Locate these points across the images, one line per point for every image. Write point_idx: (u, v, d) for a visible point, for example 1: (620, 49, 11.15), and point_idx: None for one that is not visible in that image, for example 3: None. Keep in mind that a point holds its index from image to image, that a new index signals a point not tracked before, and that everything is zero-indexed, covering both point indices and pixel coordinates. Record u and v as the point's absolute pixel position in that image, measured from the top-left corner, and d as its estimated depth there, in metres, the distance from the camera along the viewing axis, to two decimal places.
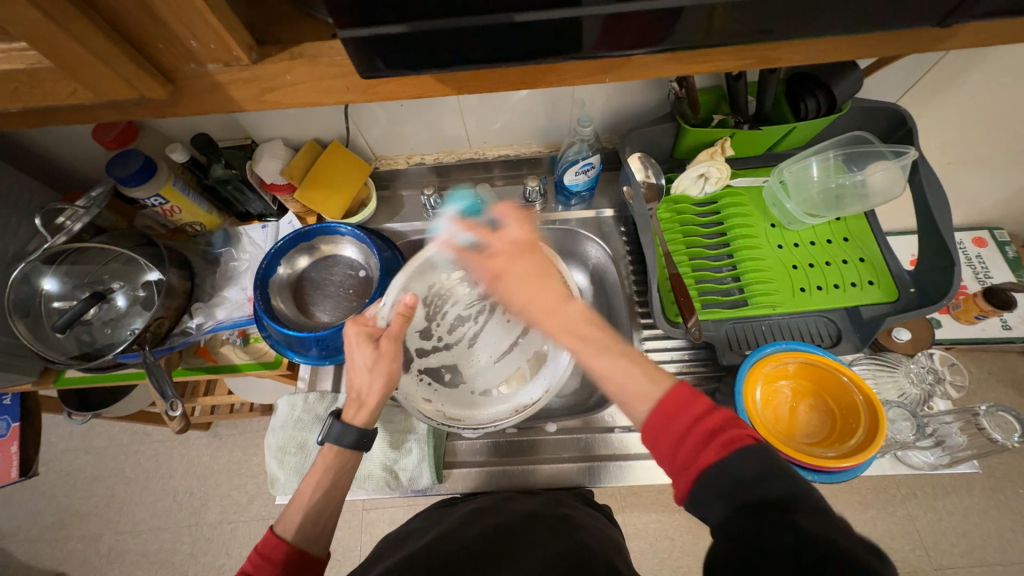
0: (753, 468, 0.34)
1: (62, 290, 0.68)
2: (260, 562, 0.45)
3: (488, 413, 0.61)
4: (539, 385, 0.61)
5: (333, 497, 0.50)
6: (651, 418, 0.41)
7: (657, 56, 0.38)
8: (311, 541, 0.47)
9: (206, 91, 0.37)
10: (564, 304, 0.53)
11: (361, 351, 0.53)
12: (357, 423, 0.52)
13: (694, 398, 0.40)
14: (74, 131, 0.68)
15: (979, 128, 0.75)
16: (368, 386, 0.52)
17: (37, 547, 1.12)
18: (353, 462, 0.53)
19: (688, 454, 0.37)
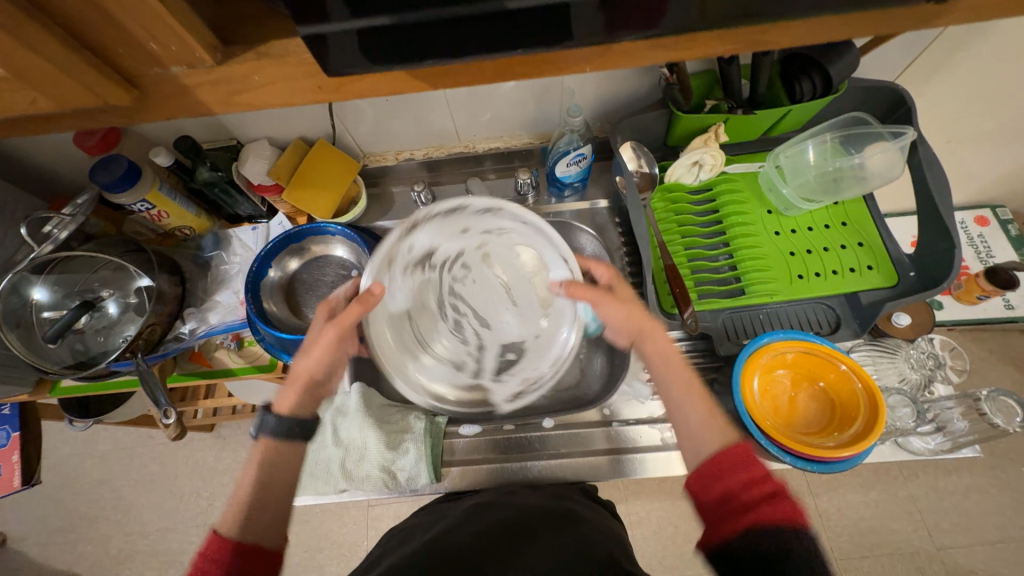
0: (801, 549, 0.36)
1: (53, 299, 0.67)
2: (205, 566, 0.41)
3: (562, 325, 0.62)
4: (553, 263, 0.62)
5: (277, 493, 0.47)
6: (711, 460, 0.42)
7: (641, 43, 0.37)
8: (257, 535, 0.44)
9: (174, 94, 0.37)
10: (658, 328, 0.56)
11: (315, 331, 0.58)
12: (281, 408, 0.52)
13: (752, 460, 0.41)
14: (55, 138, 0.67)
15: (980, 105, 0.73)
16: (303, 365, 0.55)
17: (48, 550, 1.14)
18: (297, 455, 0.51)
19: (738, 508, 0.39)
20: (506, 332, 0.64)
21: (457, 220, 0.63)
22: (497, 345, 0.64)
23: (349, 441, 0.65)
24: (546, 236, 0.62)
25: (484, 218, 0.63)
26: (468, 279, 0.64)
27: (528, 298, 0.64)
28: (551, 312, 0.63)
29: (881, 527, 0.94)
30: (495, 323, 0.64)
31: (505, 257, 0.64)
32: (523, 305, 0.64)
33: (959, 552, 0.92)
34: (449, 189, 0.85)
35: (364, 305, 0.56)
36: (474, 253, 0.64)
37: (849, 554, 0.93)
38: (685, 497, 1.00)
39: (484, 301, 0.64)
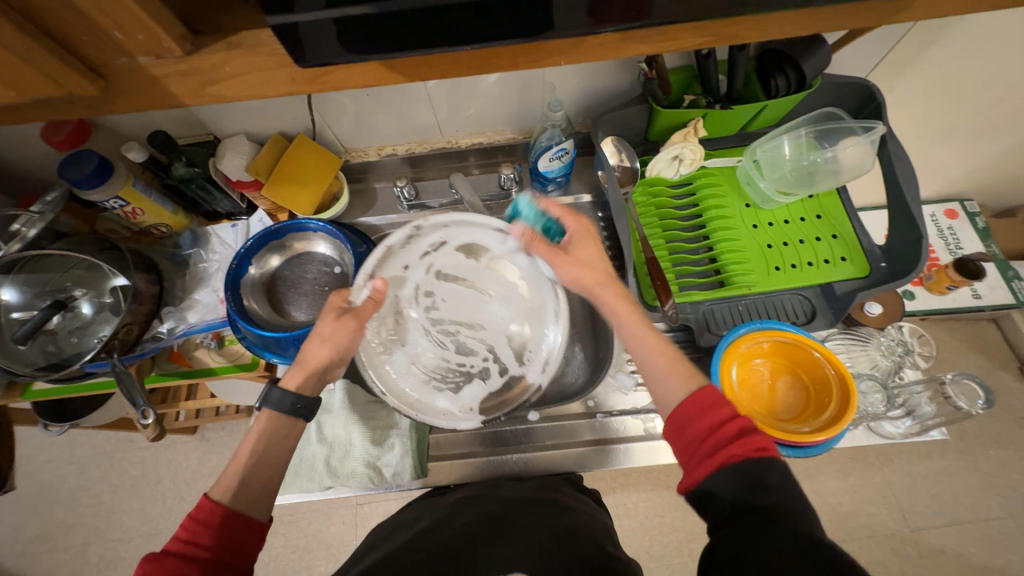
0: (774, 478, 0.37)
1: (23, 300, 0.65)
2: (193, 527, 0.43)
3: (542, 283, 0.66)
4: (495, 240, 0.68)
5: (271, 463, 0.49)
6: (686, 403, 0.44)
7: (615, 36, 0.38)
8: (249, 503, 0.46)
9: (144, 85, 0.37)
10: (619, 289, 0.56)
11: (326, 321, 0.56)
12: (291, 386, 0.53)
13: (724, 401, 0.43)
14: (22, 133, 0.65)
15: (946, 101, 0.76)
16: (317, 351, 0.55)
17: (25, 560, 1.11)
18: (291, 429, 0.52)
19: (713, 446, 0.40)
20: (504, 322, 0.66)
21: (397, 261, 0.66)
22: (503, 339, 0.66)
23: (333, 438, 0.65)
24: (470, 225, 0.68)
25: (418, 248, 0.67)
26: (439, 302, 0.67)
27: (499, 282, 0.68)
28: (528, 285, 0.67)
29: (858, 511, 0.97)
30: (491, 324, 0.67)
31: (456, 263, 0.68)
32: (501, 289, 0.68)
33: (932, 532, 0.95)
34: (432, 185, 0.85)
35: (377, 303, 0.60)
36: (430, 279, 0.68)
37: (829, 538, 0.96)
38: (671, 487, 1.02)
39: (462, 308, 0.68)
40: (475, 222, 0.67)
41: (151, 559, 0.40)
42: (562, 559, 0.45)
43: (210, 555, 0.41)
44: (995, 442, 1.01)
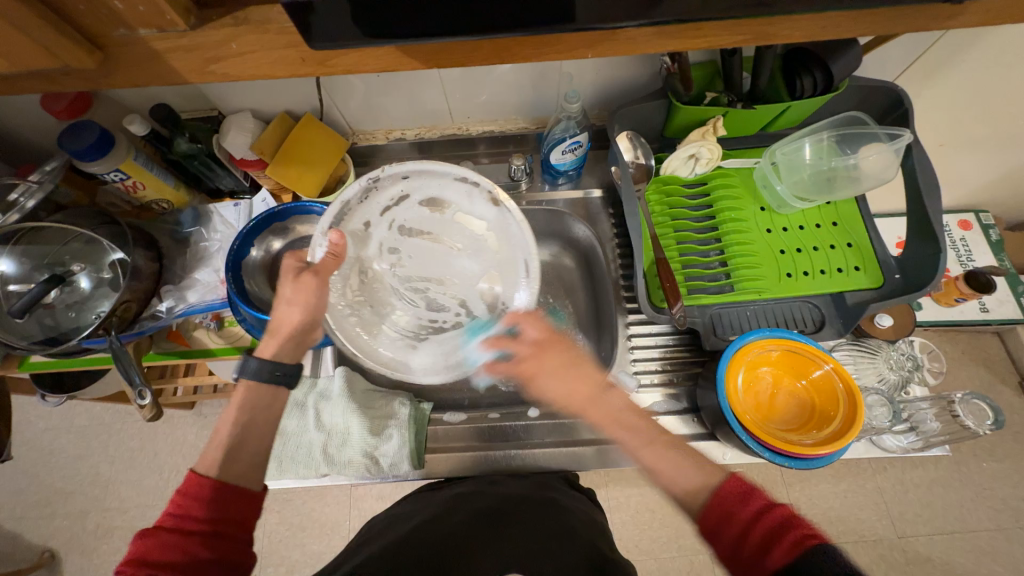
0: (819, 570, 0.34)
1: (20, 272, 0.64)
2: (184, 500, 0.43)
3: (512, 232, 0.60)
4: (458, 190, 0.61)
5: (254, 433, 0.49)
6: (709, 511, 0.43)
7: (645, 30, 0.36)
8: (238, 476, 0.46)
9: (145, 59, 0.35)
10: (603, 391, 0.56)
11: (287, 284, 0.57)
12: (267, 353, 0.55)
13: (752, 494, 0.42)
14: (21, 101, 0.63)
15: (974, 110, 0.73)
16: (286, 315, 0.56)
17: (22, 525, 1.12)
18: (272, 398, 0.52)
19: (751, 559, 0.39)
20: (474, 278, 0.64)
21: (354, 221, 0.61)
22: (474, 295, 0.64)
23: (332, 426, 0.64)
24: (430, 175, 0.60)
25: (378, 203, 0.61)
26: (405, 259, 0.65)
27: (466, 236, 0.64)
28: (496, 236, 0.61)
29: (849, 517, 0.97)
30: (461, 281, 0.65)
31: (420, 216, 0.63)
32: (470, 244, 0.64)
33: (920, 540, 0.96)
34: None
35: (338, 259, 0.58)
36: (394, 234, 0.63)
37: None
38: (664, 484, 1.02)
39: (430, 263, 0.65)
40: (435, 171, 0.60)
41: (144, 534, 0.41)
42: (556, 560, 0.45)
43: (206, 529, 0.42)
44: (989, 455, 1.01)
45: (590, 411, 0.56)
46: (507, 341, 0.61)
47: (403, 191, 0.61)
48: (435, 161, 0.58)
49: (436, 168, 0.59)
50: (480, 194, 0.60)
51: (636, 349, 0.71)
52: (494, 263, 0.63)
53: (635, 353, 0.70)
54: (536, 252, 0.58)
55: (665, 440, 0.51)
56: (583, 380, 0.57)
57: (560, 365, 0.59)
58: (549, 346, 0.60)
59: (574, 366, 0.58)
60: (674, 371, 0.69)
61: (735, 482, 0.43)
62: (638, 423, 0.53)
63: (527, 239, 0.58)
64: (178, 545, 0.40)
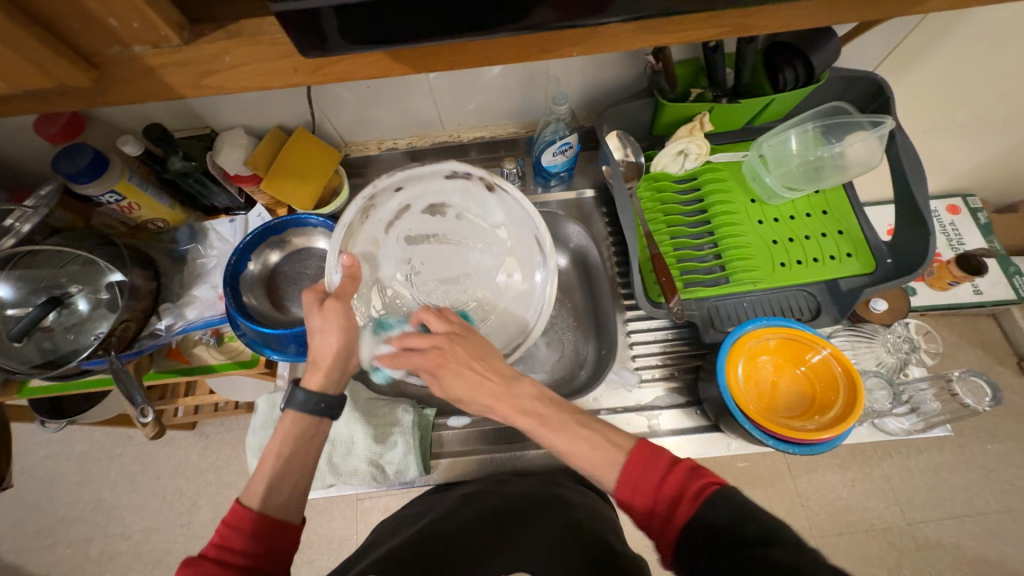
0: (726, 513, 0.37)
1: (18, 296, 0.64)
2: (227, 532, 0.43)
3: (513, 211, 0.65)
4: (450, 188, 0.65)
5: (298, 466, 0.49)
6: (620, 485, 0.43)
7: (628, 25, 0.37)
8: (278, 508, 0.46)
9: (139, 75, 0.36)
10: (513, 382, 0.51)
11: (314, 317, 0.53)
12: (312, 387, 0.52)
13: (657, 454, 0.43)
14: (13, 126, 0.63)
15: (954, 95, 0.75)
16: (322, 347, 0.52)
17: (24, 556, 1.10)
18: (317, 428, 0.51)
19: (665, 515, 0.40)
20: (490, 269, 0.66)
21: (357, 244, 0.62)
22: (494, 285, 0.65)
23: (336, 436, 0.63)
24: (422, 180, 0.65)
25: (377, 220, 0.64)
26: (418, 265, 0.65)
27: (471, 230, 0.66)
28: (504, 225, 0.66)
29: (857, 505, 0.97)
30: (479, 275, 0.66)
31: (424, 226, 0.65)
32: (479, 238, 0.66)
33: (930, 526, 0.96)
34: None
35: (355, 280, 0.55)
36: (401, 247, 0.65)
37: (827, 531, 0.96)
38: None
39: (442, 265, 0.66)
40: (426, 175, 0.64)
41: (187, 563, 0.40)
42: (568, 556, 0.45)
43: (248, 561, 0.42)
44: (993, 436, 1.01)
45: (497, 406, 0.50)
46: (435, 317, 0.54)
47: (400, 203, 0.64)
48: (426, 165, 0.63)
49: (428, 172, 0.64)
50: (477, 185, 0.65)
51: (636, 345, 0.71)
52: (508, 249, 0.66)
53: (635, 349, 0.71)
54: (544, 223, 0.63)
55: (574, 419, 0.49)
56: (493, 375, 0.51)
57: (470, 359, 0.51)
58: (459, 339, 0.52)
59: (483, 360, 0.52)
60: (674, 366, 0.69)
61: (641, 446, 0.44)
62: (547, 410, 0.49)
63: (531, 213, 0.63)
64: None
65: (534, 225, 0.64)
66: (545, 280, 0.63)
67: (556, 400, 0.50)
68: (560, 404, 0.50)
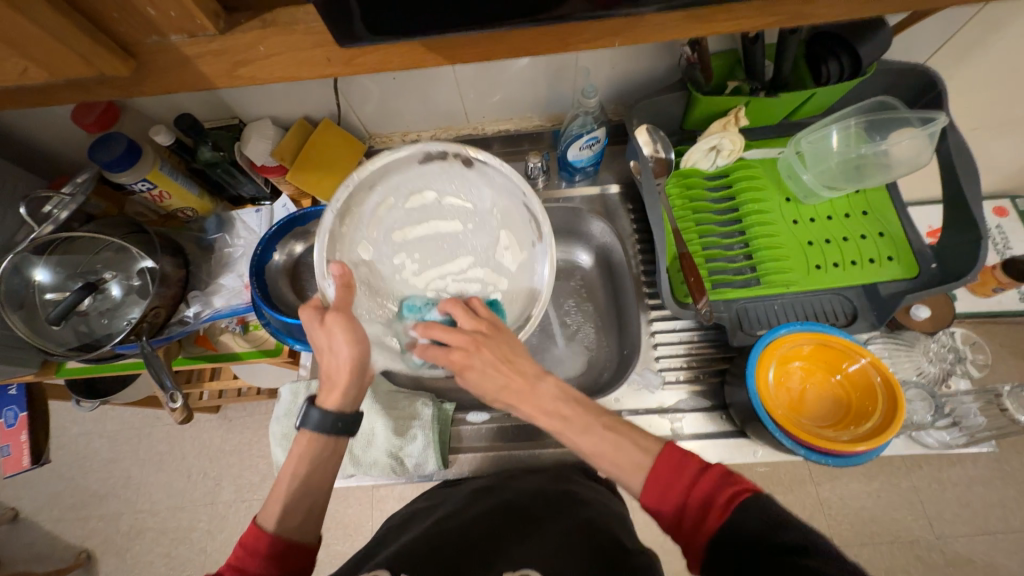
0: (758, 521, 0.36)
1: (56, 281, 0.66)
2: (243, 554, 0.44)
3: (498, 181, 0.60)
4: (427, 169, 0.59)
5: (313, 486, 0.48)
6: (646, 490, 0.42)
7: (672, 14, 0.35)
8: (294, 530, 0.46)
9: (175, 65, 0.36)
10: (537, 381, 0.49)
11: (318, 334, 0.50)
12: (330, 406, 0.50)
13: (687, 458, 0.42)
14: (51, 114, 0.65)
15: (1011, 90, 0.70)
16: (335, 364, 0.49)
17: (60, 526, 1.15)
18: (332, 449, 0.50)
19: (693, 524, 0.39)
20: (488, 247, 0.63)
21: (345, 249, 0.57)
22: (495, 263, 0.63)
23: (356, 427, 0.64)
24: (395, 169, 0.58)
25: (360, 220, 0.58)
26: (413, 257, 0.62)
27: (462, 212, 0.63)
28: (498, 199, 0.61)
29: (882, 517, 0.94)
30: (474, 255, 0.63)
31: (407, 217, 0.61)
32: (468, 217, 0.63)
33: (960, 541, 0.92)
34: None
35: (350, 288, 0.51)
36: (391, 242, 0.61)
37: (849, 542, 0.93)
38: None
39: (435, 253, 0.63)
40: (398, 163, 0.58)
41: None
42: None
43: None
44: None
45: (520, 406, 0.49)
46: (459, 307, 0.53)
47: (383, 200, 0.59)
48: (397, 148, 0.56)
49: (399, 160, 0.57)
50: (453, 164, 0.59)
51: (661, 346, 0.69)
52: (499, 223, 0.63)
53: (658, 350, 0.69)
54: (532, 190, 0.59)
55: (600, 421, 0.47)
56: (518, 375, 0.49)
57: (497, 360, 0.49)
58: (486, 337, 0.50)
59: (511, 360, 0.49)
60: (699, 368, 0.68)
61: (670, 450, 0.43)
62: (571, 411, 0.47)
63: (515, 178, 0.58)
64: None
65: (522, 193, 0.59)
66: (546, 254, 0.59)
67: (582, 401, 0.48)
68: (586, 404, 0.48)
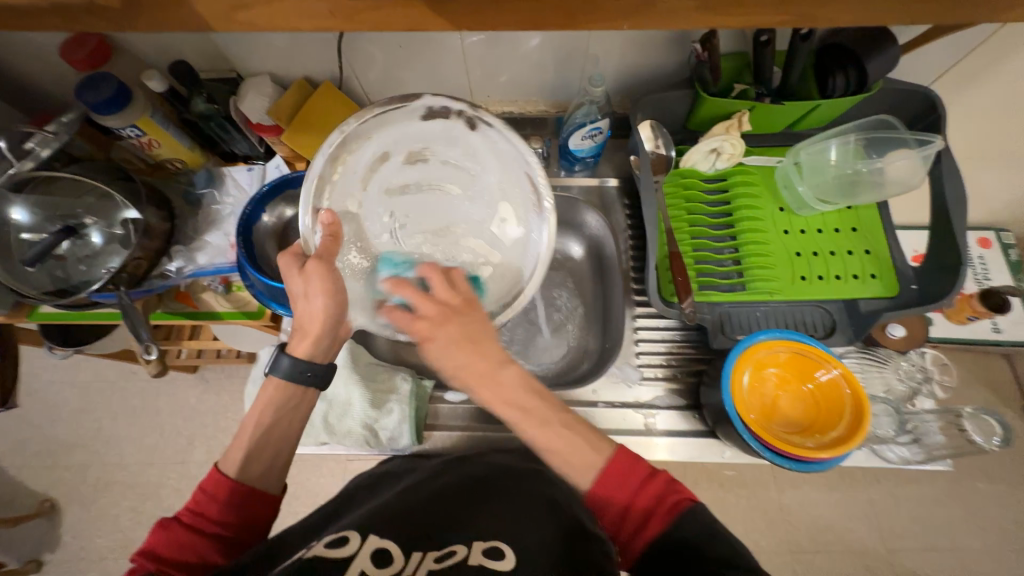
0: (693, 531, 0.39)
1: (33, 222, 0.64)
2: (203, 499, 0.44)
3: (502, 150, 0.59)
4: (427, 127, 0.58)
5: (279, 434, 0.49)
6: (594, 490, 0.42)
7: (684, 3, 0.35)
8: (257, 478, 0.47)
9: (171, 2, 0.35)
10: (500, 367, 0.45)
11: (295, 281, 0.52)
12: (298, 353, 0.51)
13: (635, 463, 0.42)
14: (39, 47, 0.62)
15: (1008, 122, 0.71)
16: (307, 312, 0.51)
17: (24, 473, 1.14)
18: (301, 398, 0.51)
19: (632, 528, 0.41)
20: (484, 219, 0.59)
21: (333, 196, 0.56)
22: (489, 236, 0.59)
23: (333, 396, 0.64)
24: (395, 121, 0.57)
25: (354, 171, 0.57)
26: (407, 216, 0.59)
27: (462, 177, 0.60)
28: (499, 167, 0.59)
29: (838, 526, 0.97)
30: (469, 226, 0.59)
31: (404, 173, 0.59)
32: (467, 183, 0.60)
33: (908, 555, 0.95)
34: None
35: (337, 238, 0.52)
36: (386, 199, 0.59)
37: (804, 547, 0.97)
38: None
39: (432, 217, 0.60)
40: (399, 115, 0.57)
41: (163, 524, 0.43)
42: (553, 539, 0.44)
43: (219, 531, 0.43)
44: (987, 476, 1.00)
45: (476, 389, 0.46)
46: (441, 279, 0.50)
47: (383, 153, 0.58)
48: (401, 98, 0.56)
49: (400, 113, 0.57)
50: (456, 123, 0.58)
51: (642, 342, 0.70)
52: (499, 195, 0.60)
53: (640, 346, 0.70)
54: (537, 158, 0.57)
55: (562, 418, 0.45)
56: (482, 356, 0.46)
57: (464, 338, 0.46)
58: (458, 313, 0.48)
59: (478, 341, 0.46)
60: (677, 367, 0.69)
61: (620, 453, 0.43)
62: (533, 403, 0.45)
63: (520, 146, 0.57)
64: (190, 544, 0.42)
65: (525, 161, 0.58)
66: (544, 226, 0.58)
67: (545, 396, 0.45)
68: (547, 398, 0.45)
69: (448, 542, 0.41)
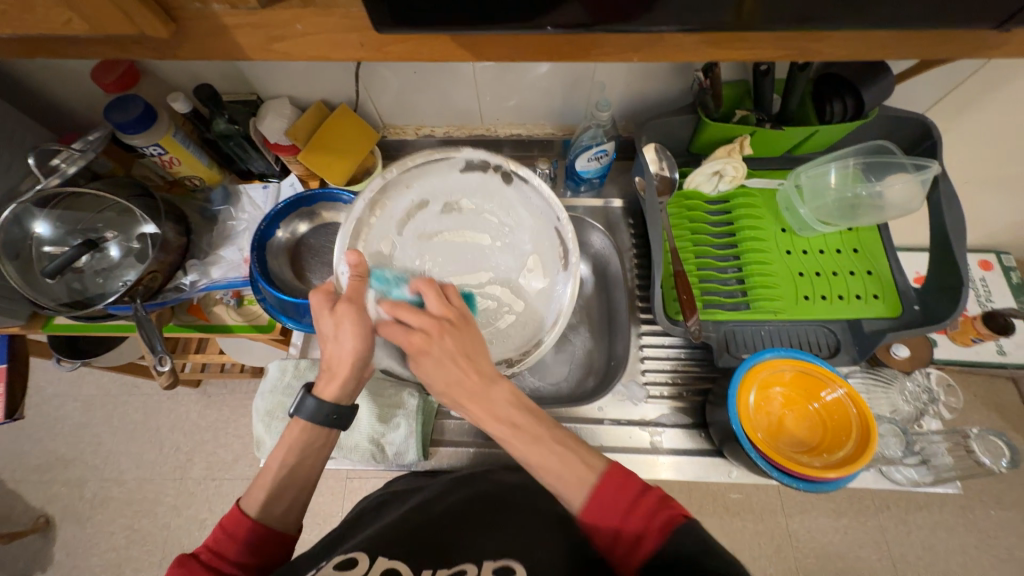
0: (692, 543, 0.37)
1: (55, 235, 0.66)
2: (221, 537, 0.45)
3: (535, 205, 0.62)
4: (463, 180, 0.61)
5: (302, 475, 0.49)
6: (588, 505, 0.43)
7: (689, 38, 0.37)
8: (278, 519, 0.47)
9: (212, 33, 0.37)
10: (491, 385, 0.47)
11: (324, 321, 0.49)
12: (326, 397, 0.49)
13: (629, 478, 0.43)
14: (73, 70, 0.66)
15: (1004, 148, 0.73)
16: (337, 354, 0.48)
17: (21, 488, 1.13)
18: (325, 440, 0.50)
19: (629, 543, 0.41)
20: (510, 269, 0.63)
21: (367, 238, 0.58)
22: (515, 284, 0.63)
23: None
24: (433, 172, 0.60)
25: (391, 216, 0.60)
26: (435, 261, 0.61)
27: (493, 227, 0.63)
28: (531, 217, 0.62)
29: (847, 553, 0.95)
30: (497, 273, 0.63)
31: (438, 222, 0.62)
32: (498, 234, 0.63)
33: None
34: None
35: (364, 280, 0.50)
36: (417, 244, 0.61)
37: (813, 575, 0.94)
38: None
39: (459, 263, 0.62)
40: (439, 167, 0.60)
41: (180, 562, 0.43)
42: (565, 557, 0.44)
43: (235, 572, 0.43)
44: (999, 502, 0.98)
45: (469, 405, 0.47)
46: (434, 292, 0.49)
47: (420, 200, 0.61)
48: (442, 151, 0.59)
49: (443, 165, 0.60)
50: (492, 177, 0.61)
51: (648, 359, 0.71)
52: (530, 247, 0.63)
53: (646, 363, 0.71)
54: (567, 216, 0.61)
55: (552, 434, 0.47)
56: (475, 372, 0.46)
57: (457, 353, 0.47)
58: (451, 326, 0.48)
59: (472, 355, 0.47)
60: (683, 385, 0.69)
61: (614, 470, 0.44)
62: (525, 420, 0.46)
63: (551, 203, 0.60)
64: None
65: (556, 219, 0.61)
66: (569, 281, 0.61)
67: (531, 410, 0.47)
68: (537, 413, 0.47)
69: (459, 561, 0.41)
